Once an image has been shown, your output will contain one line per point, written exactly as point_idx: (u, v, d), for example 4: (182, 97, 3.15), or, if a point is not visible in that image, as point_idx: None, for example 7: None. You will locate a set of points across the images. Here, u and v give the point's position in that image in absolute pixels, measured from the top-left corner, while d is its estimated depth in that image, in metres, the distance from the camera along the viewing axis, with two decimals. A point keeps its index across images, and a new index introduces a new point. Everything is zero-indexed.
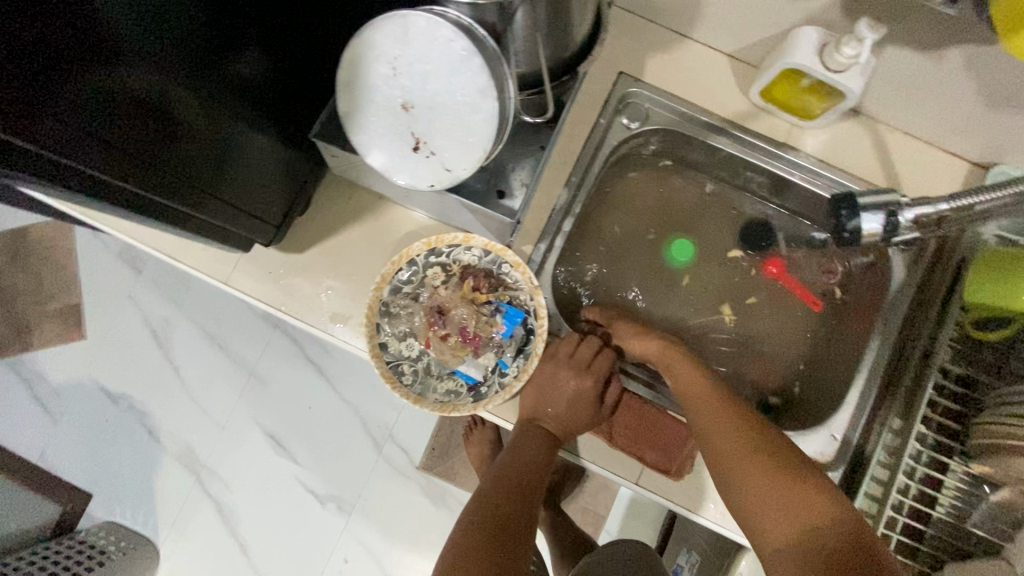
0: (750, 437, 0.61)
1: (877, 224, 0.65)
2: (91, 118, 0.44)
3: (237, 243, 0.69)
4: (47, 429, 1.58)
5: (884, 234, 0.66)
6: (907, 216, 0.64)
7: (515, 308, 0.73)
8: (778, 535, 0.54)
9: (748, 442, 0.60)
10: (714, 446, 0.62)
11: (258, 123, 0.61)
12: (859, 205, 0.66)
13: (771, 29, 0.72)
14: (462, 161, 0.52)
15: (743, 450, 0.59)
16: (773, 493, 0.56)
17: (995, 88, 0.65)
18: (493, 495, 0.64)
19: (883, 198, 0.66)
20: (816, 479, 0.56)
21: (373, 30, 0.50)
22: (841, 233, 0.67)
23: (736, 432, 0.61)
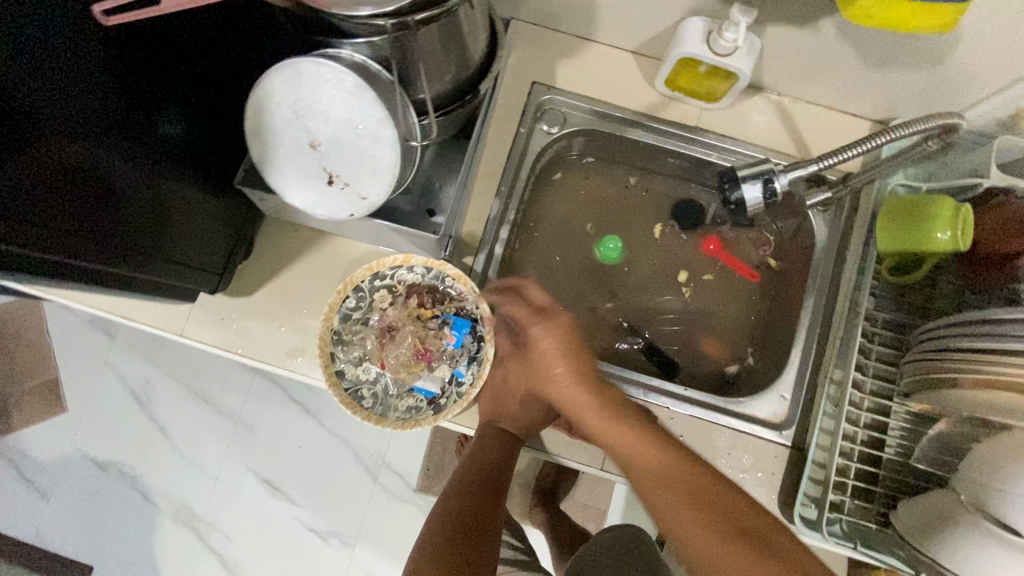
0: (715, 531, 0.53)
1: (760, 193, 0.70)
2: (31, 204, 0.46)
3: (180, 293, 0.71)
4: (42, 507, 1.58)
5: (765, 202, 0.71)
6: (781, 180, 0.70)
7: (462, 318, 0.76)
8: None
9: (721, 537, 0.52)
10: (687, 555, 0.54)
11: (191, 178, 0.64)
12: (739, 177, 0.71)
13: (663, 23, 0.76)
14: (376, 187, 0.55)
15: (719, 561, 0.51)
16: None
17: (871, 50, 0.69)
18: (459, 505, 0.67)
19: (761, 166, 0.71)
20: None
21: (268, 79, 0.53)
22: (730, 207, 0.73)
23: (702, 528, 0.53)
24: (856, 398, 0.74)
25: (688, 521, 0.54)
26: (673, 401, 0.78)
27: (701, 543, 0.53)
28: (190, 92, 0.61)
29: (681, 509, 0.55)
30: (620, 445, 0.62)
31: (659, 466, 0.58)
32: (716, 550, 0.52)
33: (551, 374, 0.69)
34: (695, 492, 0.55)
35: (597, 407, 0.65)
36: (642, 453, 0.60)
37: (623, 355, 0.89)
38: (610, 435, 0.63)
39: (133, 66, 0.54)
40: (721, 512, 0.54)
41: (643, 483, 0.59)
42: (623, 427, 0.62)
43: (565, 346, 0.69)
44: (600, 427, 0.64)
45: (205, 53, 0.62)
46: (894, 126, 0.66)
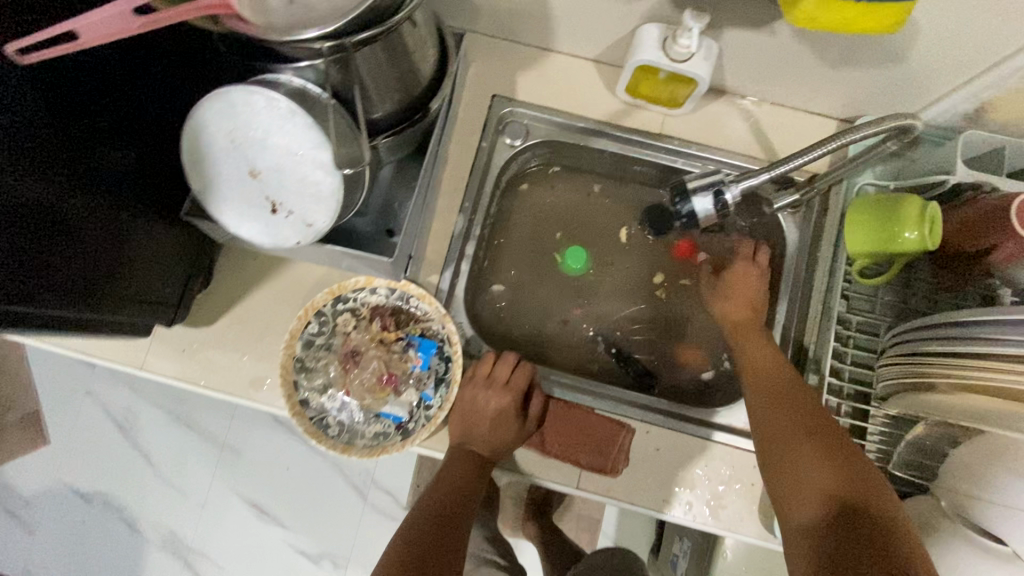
0: (800, 414, 0.62)
1: (710, 205, 0.68)
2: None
3: (134, 327, 0.69)
4: (28, 541, 1.55)
5: (718, 214, 0.69)
6: (733, 192, 0.68)
7: (428, 339, 0.75)
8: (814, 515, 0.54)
9: (805, 416, 0.61)
10: (764, 426, 0.64)
11: (144, 211, 0.62)
12: (689, 190, 0.69)
13: (620, 31, 0.75)
14: (321, 212, 0.53)
15: (791, 429, 0.61)
16: (820, 474, 0.56)
17: (829, 51, 0.68)
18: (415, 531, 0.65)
19: (711, 178, 0.69)
20: (864, 466, 0.56)
21: (201, 109, 0.52)
22: (681, 220, 0.71)
23: (789, 409, 0.63)
24: (834, 404, 0.72)
25: (792, 407, 0.63)
26: (649, 414, 0.76)
27: (788, 432, 0.61)
28: (131, 123, 0.60)
29: (774, 395, 0.65)
30: (753, 352, 0.72)
31: (766, 365, 0.69)
32: (792, 423, 0.61)
33: (732, 292, 0.79)
34: (794, 387, 0.65)
35: (755, 326, 0.75)
36: (758, 356, 0.71)
37: (598, 367, 0.87)
38: (750, 341, 0.73)
39: (68, 99, 0.52)
40: (811, 406, 0.62)
41: (755, 378, 0.69)
42: (767, 348, 0.71)
43: (748, 282, 0.79)
44: (746, 335, 0.74)
45: (140, 81, 0.60)
46: (853, 126, 0.63)
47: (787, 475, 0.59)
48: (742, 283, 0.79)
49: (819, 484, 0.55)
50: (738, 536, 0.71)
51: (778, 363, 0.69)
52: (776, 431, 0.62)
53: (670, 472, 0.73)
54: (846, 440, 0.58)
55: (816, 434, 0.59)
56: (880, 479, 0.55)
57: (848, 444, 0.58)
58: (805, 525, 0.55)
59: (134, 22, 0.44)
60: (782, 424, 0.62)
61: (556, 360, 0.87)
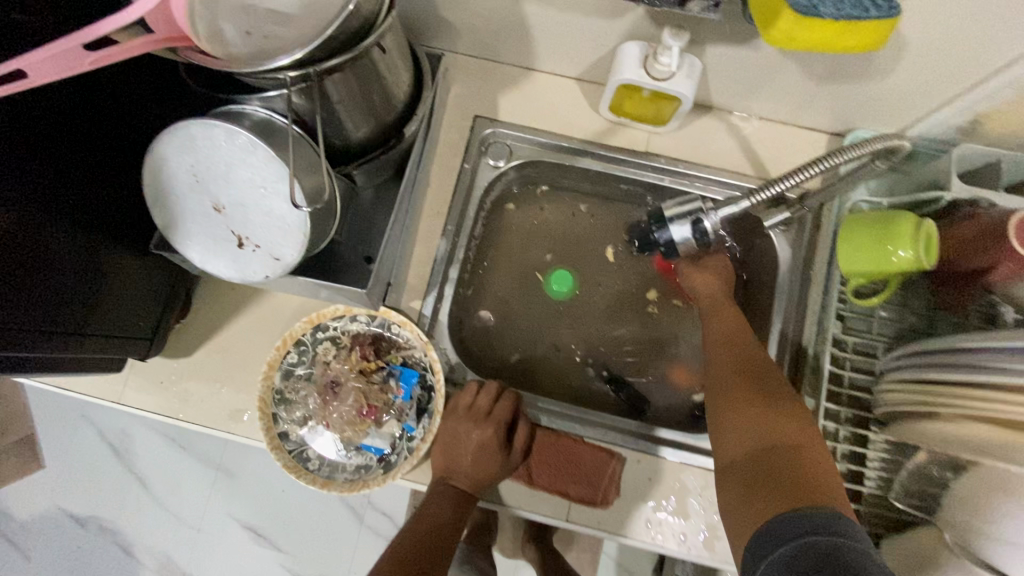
0: (742, 362, 0.62)
1: (688, 232, 0.67)
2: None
3: (107, 362, 0.67)
4: (23, 567, 1.54)
5: (698, 242, 0.68)
6: (712, 219, 0.66)
7: (410, 368, 0.73)
8: (734, 448, 0.55)
9: (745, 364, 0.62)
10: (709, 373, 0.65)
11: (112, 244, 0.61)
12: (666, 219, 0.68)
13: (602, 49, 0.73)
14: (288, 246, 0.52)
15: (728, 373, 0.62)
16: (744, 410, 0.57)
17: (815, 66, 0.66)
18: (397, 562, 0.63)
19: (688, 207, 0.67)
20: (792, 407, 0.55)
21: (162, 143, 0.50)
22: (662, 249, 0.70)
23: (734, 357, 0.64)
24: (833, 430, 0.70)
25: (741, 359, 0.63)
26: (640, 442, 0.73)
27: (725, 376, 0.62)
28: (96, 155, 0.58)
29: (723, 347, 0.66)
30: (715, 312, 0.72)
31: (723, 321, 0.70)
32: (731, 369, 0.62)
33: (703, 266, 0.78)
34: (744, 340, 0.66)
35: (724, 291, 0.75)
36: (718, 312, 0.71)
37: (588, 391, 0.85)
38: (714, 303, 0.73)
39: (28, 133, 0.50)
40: (754, 357, 0.63)
41: (712, 336, 0.69)
42: (729, 307, 0.72)
43: (720, 270, 0.78)
44: (711, 297, 0.74)
45: (109, 112, 0.59)
46: (834, 150, 0.61)
47: (724, 419, 0.58)
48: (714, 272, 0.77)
49: (749, 422, 0.55)
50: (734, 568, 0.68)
51: (737, 323, 0.69)
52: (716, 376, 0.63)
53: (661, 504, 0.71)
54: (787, 389, 0.58)
55: (752, 380, 0.60)
56: (811, 424, 0.54)
57: (787, 393, 0.58)
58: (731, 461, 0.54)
59: (86, 57, 0.42)
60: (723, 369, 0.63)
61: (546, 384, 0.85)
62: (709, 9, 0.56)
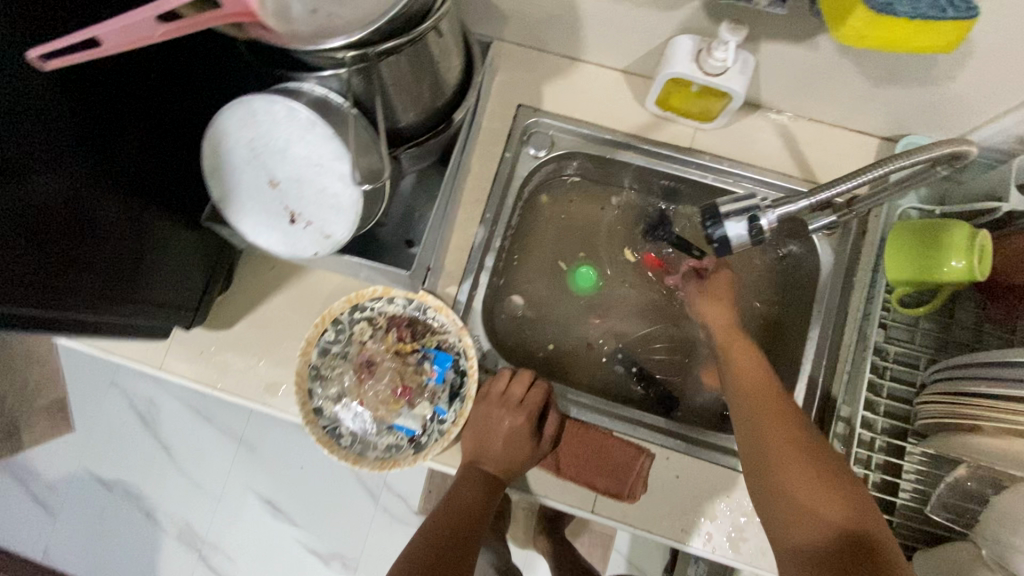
0: (787, 426, 0.60)
1: (743, 231, 0.64)
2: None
3: (154, 330, 0.69)
4: (52, 525, 1.59)
5: (752, 240, 0.65)
6: (770, 217, 0.63)
7: (444, 352, 0.74)
8: (799, 534, 0.52)
9: (789, 428, 0.60)
10: (749, 432, 0.62)
11: (161, 214, 0.62)
12: (721, 214, 0.65)
13: (652, 42, 0.73)
14: (339, 224, 0.53)
15: (776, 439, 0.59)
16: (804, 488, 0.54)
17: (873, 68, 0.65)
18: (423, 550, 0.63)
19: (746, 203, 0.65)
20: (852, 489, 0.54)
21: (224, 116, 0.51)
22: (713, 246, 0.67)
23: (777, 419, 0.61)
24: (868, 439, 0.69)
25: (789, 432, 0.59)
26: (669, 440, 0.73)
27: (772, 443, 0.59)
28: (154, 127, 0.60)
29: (760, 404, 0.63)
30: (749, 375, 0.68)
31: (755, 375, 0.68)
32: (777, 433, 0.59)
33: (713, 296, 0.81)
34: (780, 399, 0.63)
35: (753, 350, 0.72)
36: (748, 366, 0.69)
37: (616, 386, 0.85)
38: (745, 362, 0.70)
39: (94, 103, 0.52)
40: (795, 421, 0.61)
41: (748, 401, 0.65)
42: (756, 359, 0.70)
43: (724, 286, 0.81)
44: (742, 356, 0.71)
45: (167, 85, 0.61)
46: (900, 153, 0.58)
47: (778, 493, 0.55)
48: (719, 287, 0.81)
49: (812, 505, 0.53)
50: (759, 571, 0.68)
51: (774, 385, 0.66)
52: (759, 438, 0.60)
53: (687, 502, 0.70)
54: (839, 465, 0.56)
55: (803, 450, 0.57)
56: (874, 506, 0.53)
57: (846, 471, 0.56)
58: (802, 552, 0.51)
59: (156, 31, 0.43)
60: (767, 433, 0.60)
61: (574, 377, 0.85)
62: (776, 4, 0.55)
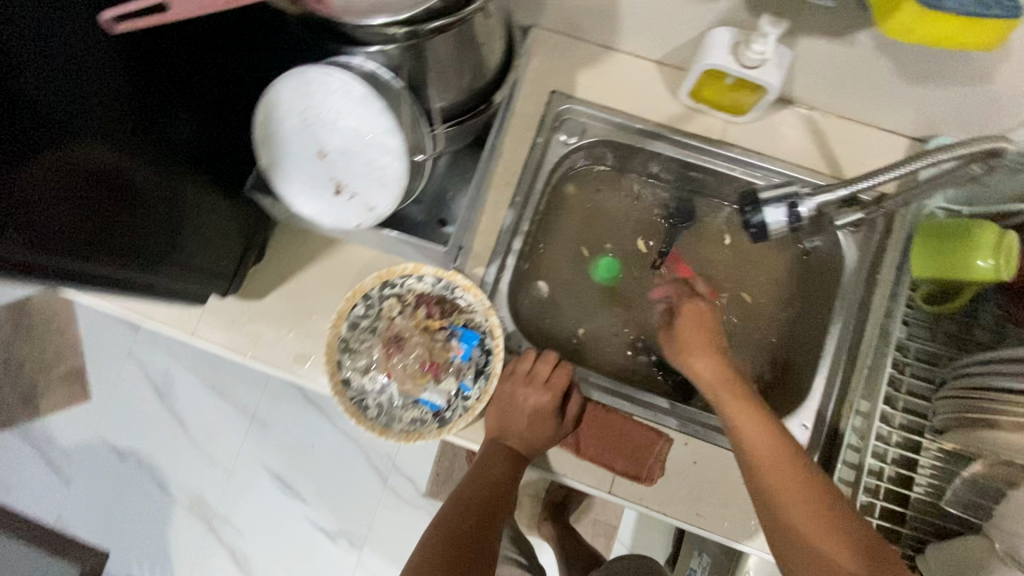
0: (813, 503, 0.57)
1: (783, 216, 0.66)
2: (13, 201, 0.44)
3: (192, 296, 0.71)
4: (64, 493, 1.60)
5: (790, 227, 0.67)
6: (808, 206, 0.65)
7: (471, 331, 0.75)
8: None
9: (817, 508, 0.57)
10: (772, 511, 0.59)
11: (204, 182, 0.64)
12: (761, 201, 0.67)
13: (689, 33, 0.73)
14: (383, 197, 0.54)
15: (806, 525, 0.56)
16: None
17: (910, 66, 0.65)
18: (454, 526, 0.66)
19: (783, 192, 0.67)
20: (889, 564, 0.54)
21: (278, 87, 0.53)
22: (751, 232, 0.69)
23: (801, 496, 0.58)
24: (885, 433, 0.70)
25: (820, 516, 0.56)
26: (688, 425, 0.74)
27: (804, 527, 0.57)
28: (201, 96, 0.62)
29: (780, 477, 0.59)
30: (773, 472, 0.60)
31: (764, 436, 0.62)
32: (806, 516, 0.57)
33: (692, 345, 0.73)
34: (796, 467, 0.60)
35: (752, 400, 0.66)
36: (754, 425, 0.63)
37: (635, 373, 0.86)
38: (762, 449, 0.61)
39: (145, 70, 0.54)
40: (819, 494, 0.58)
41: (781, 510, 0.58)
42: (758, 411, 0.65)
43: (704, 317, 0.76)
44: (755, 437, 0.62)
45: (216, 56, 0.62)
46: (932, 149, 0.59)
47: None
48: (695, 319, 0.76)
49: None
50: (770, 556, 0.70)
51: (806, 485, 0.59)
52: (786, 520, 0.58)
53: (704, 488, 0.72)
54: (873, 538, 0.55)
55: (836, 531, 0.55)
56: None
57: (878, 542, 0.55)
58: None
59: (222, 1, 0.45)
60: (796, 517, 0.57)
61: (594, 363, 0.87)
62: None
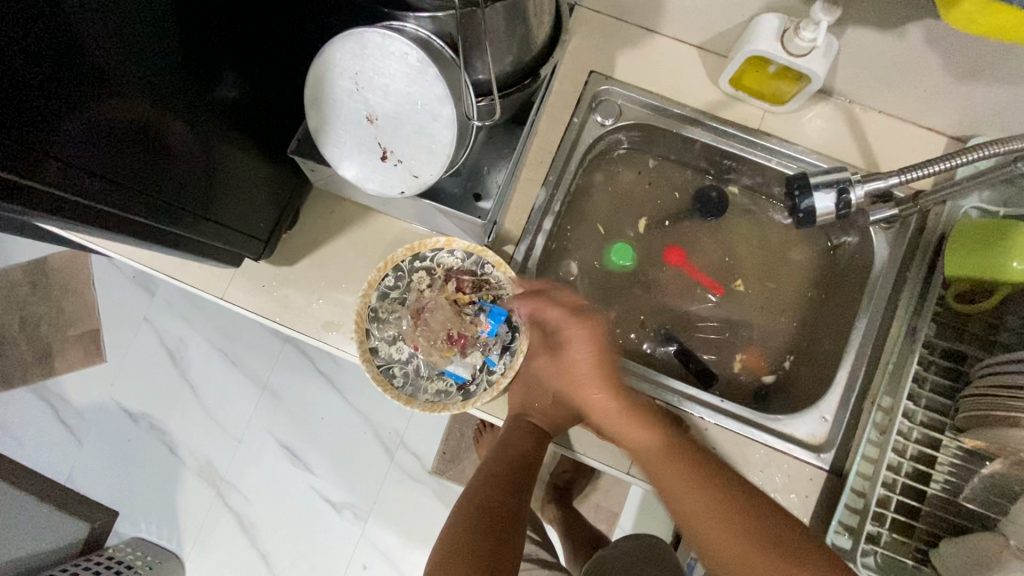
0: (704, 498, 0.62)
1: (831, 202, 0.65)
2: (58, 144, 0.44)
3: (227, 258, 0.71)
4: (75, 451, 1.61)
5: (836, 214, 0.66)
6: (858, 192, 0.64)
7: (499, 307, 0.76)
8: None
9: (714, 501, 0.61)
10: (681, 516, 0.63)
11: (242, 144, 0.64)
12: (810, 185, 0.65)
13: (735, 19, 0.73)
14: (429, 165, 0.55)
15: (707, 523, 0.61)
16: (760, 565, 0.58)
17: (958, 61, 0.65)
18: (485, 496, 0.68)
19: (833, 176, 0.65)
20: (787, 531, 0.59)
21: (333, 49, 0.53)
22: (799, 216, 0.67)
23: (694, 493, 0.62)
24: (905, 429, 0.70)
25: (716, 509, 0.61)
26: (708, 411, 0.75)
27: (704, 521, 0.61)
28: (244, 59, 0.62)
29: (669, 478, 0.64)
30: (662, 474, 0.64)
31: (653, 443, 0.65)
32: (705, 514, 0.61)
33: (568, 372, 0.71)
34: (681, 468, 0.64)
35: (638, 411, 0.67)
36: (644, 437, 0.66)
37: (656, 358, 0.87)
38: (662, 476, 0.64)
39: (191, 27, 0.55)
40: (711, 488, 0.62)
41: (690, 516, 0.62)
42: (643, 422, 0.67)
43: (593, 338, 0.69)
44: (651, 466, 0.65)
45: (259, 20, 0.63)
46: (978, 144, 0.58)
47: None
48: (584, 341, 0.69)
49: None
50: None
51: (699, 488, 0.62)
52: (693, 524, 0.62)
53: None
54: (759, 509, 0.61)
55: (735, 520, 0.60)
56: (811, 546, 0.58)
57: (770, 517, 0.60)
58: None
59: None
60: (698, 519, 0.62)
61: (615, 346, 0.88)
62: None
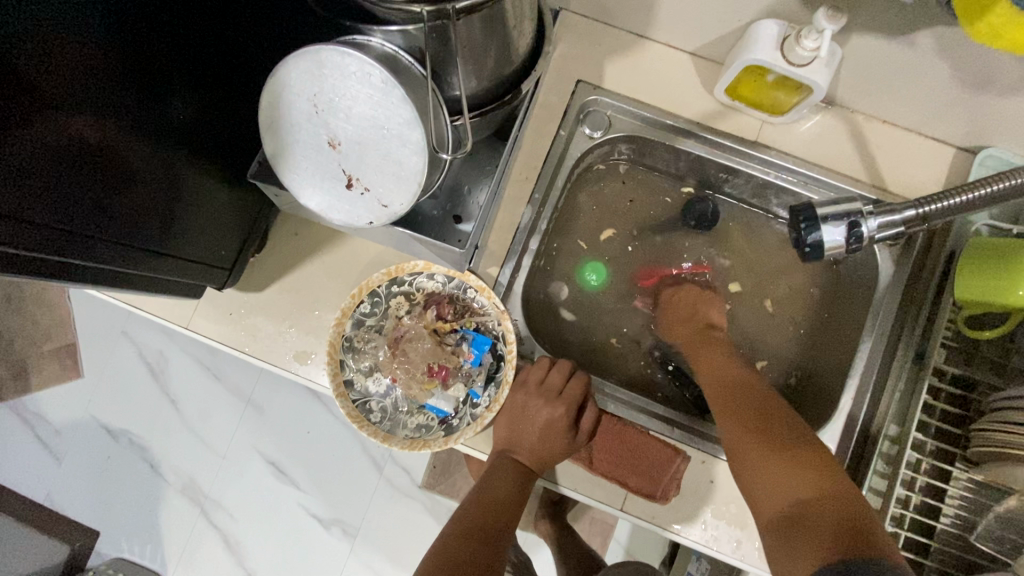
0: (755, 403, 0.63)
1: (841, 236, 0.59)
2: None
3: (189, 289, 0.66)
4: (53, 469, 1.55)
5: (847, 248, 0.60)
6: (872, 225, 0.58)
7: (483, 335, 0.71)
8: (774, 506, 0.54)
9: (766, 409, 0.62)
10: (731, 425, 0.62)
11: (202, 166, 0.59)
12: (818, 216, 0.60)
13: (731, 24, 0.68)
14: (399, 195, 0.50)
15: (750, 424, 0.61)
16: (796, 470, 0.55)
17: (970, 72, 0.61)
18: (459, 549, 0.62)
19: (844, 206, 0.60)
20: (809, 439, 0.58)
21: (289, 67, 0.48)
22: (804, 252, 0.61)
23: (747, 403, 0.63)
24: (914, 460, 0.66)
25: (762, 413, 0.61)
26: (707, 443, 0.70)
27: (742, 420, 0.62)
28: (200, 75, 0.57)
29: (731, 392, 0.66)
30: (726, 387, 0.67)
31: (718, 362, 0.71)
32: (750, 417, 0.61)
33: (668, 314, 0.81)
34: (743, 382, 0.67)
35: (722, 348, 0.74)
36: (718, 360, 0.72)
37: (649, 381, 0.83)
38: (722, 388, 0.67)
39: (141, 43, 0.49)
40: (760, 404, 0.63)
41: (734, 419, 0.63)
42: (721, 353, 0.73)
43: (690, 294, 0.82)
44: (714, 377, 0.70)
45: (212, 32, 0.57)
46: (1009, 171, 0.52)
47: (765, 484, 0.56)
48: (685, 297, 0.81)
49: (777, 476, 0.55)
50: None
51: (747, 389, 0.66)
52: (738, 431, 0.61)
53: (719, 509, 0.68)
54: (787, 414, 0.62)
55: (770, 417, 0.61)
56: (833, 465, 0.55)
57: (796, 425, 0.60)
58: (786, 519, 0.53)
59: None
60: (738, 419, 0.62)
61: (606, 369, 0.84)
62: None
